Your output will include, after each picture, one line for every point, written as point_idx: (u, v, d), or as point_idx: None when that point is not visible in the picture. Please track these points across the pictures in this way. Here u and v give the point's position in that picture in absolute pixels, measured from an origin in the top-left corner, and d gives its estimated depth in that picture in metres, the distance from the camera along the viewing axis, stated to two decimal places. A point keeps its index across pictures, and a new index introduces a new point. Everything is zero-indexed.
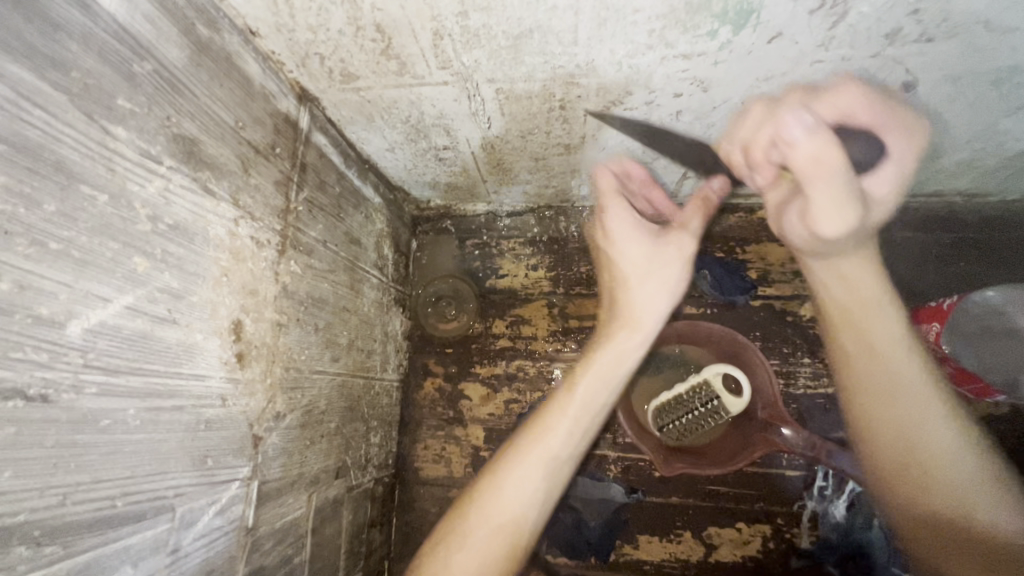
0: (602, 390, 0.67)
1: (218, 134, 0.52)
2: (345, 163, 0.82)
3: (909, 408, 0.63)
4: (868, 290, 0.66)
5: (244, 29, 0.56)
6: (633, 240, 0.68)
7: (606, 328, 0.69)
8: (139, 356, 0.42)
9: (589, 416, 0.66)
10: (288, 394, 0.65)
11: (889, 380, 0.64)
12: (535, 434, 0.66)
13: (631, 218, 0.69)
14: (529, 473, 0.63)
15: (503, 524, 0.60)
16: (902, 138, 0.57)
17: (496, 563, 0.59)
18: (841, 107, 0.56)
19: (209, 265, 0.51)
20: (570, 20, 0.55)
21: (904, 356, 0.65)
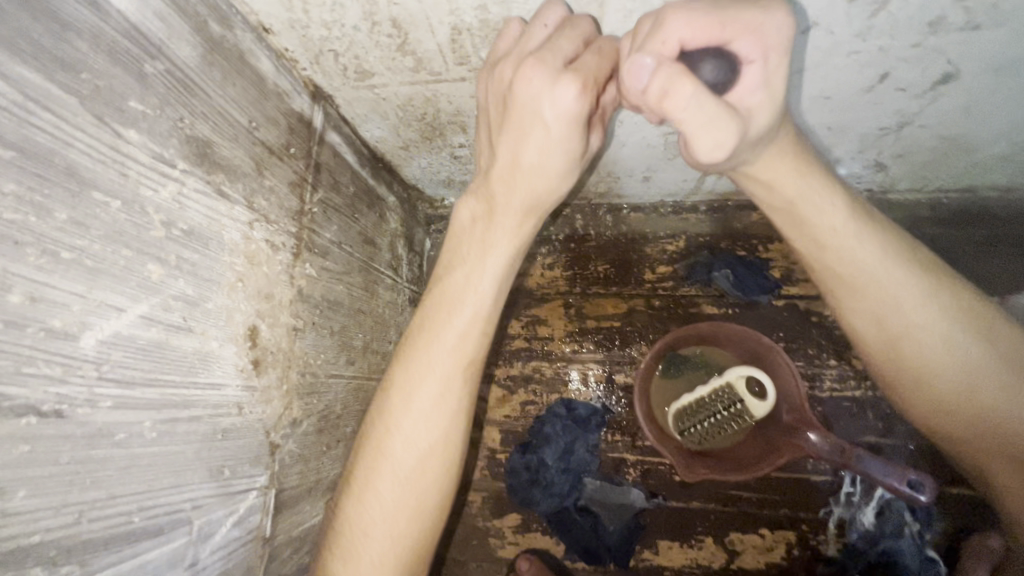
0: (487, 292, 0.61)
1: (231, 135, 0.51)
2: (359, 162, 0.80)
3: (897, 304, 0.62)
4: (789, 189, 0.59)
5: (257, 25, 0.55)
6: (563, 103, 0.49)
7: (497, 213, 0.59)
8: (155, 366, 0.41)
9: (453, 343, 0.61)
10: (304, 400, 0.63)
11: (854, 279, 0.64)
12: (409, 375, 0.61)
13: (566, 70, 0.48)
14: (417, 399, 0.61)
15: (415, 456, 0.60)
16: (767, 33, 0.42)
17: (416, 482, 0.60)
18: (689, 32, 0.41)
19: (224, 271, 0.49)
20: (595, 12, 0.52)
21: (861, 248, 0.62)
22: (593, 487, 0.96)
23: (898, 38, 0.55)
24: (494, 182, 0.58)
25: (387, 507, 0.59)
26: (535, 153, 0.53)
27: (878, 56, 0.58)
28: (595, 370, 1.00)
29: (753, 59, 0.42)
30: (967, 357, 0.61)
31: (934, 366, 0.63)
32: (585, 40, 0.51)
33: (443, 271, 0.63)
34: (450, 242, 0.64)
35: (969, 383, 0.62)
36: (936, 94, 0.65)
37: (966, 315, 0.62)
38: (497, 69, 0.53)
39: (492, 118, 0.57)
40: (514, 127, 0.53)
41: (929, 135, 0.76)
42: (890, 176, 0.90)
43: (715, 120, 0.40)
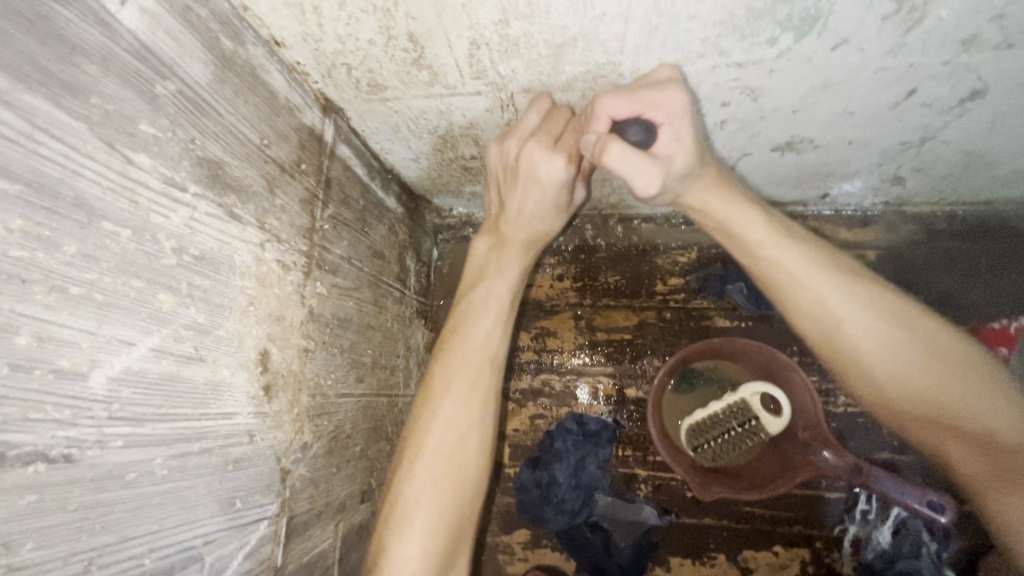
0: (506, 300, 0.74)
1: (243, 154, 0.49)
2: (369, 174, 0.78)
3: (827, 304, 0.60)
4: (720, 208, 0.62)
5: (269, 39, 0.53)
6: (554, 173, 0.66)
7: (505, 245, 0.74)
8: (166, 401, 0.39)
9: (478, 338, 0.72)
10: (315, 422, 0.62)
11: (786, 282, 0.61)
12: (448, 366, 0.70)
13: (556, 150, 0.63)
14: (455, 387, 0.69)
15: (454, 433, 0.67)
16: (670, 103, 0.53)
17: (459, 457, 0.67)
18: (616, 110, 0.54)
19: (235, 295, 0.48)
20: (619, 29, 0.51)
21: (786, 253, 0.61)
22: (605, 505, 0.94)
23: (929, 56, 0.54)
24: (502, 225, 0.74)
25: (432, 480, 0.65)
26: (535, 206, 0.70)
27: (906, 73, 0.57)
28: (605, 383, 0.99)
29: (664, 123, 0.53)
30: (903, 347, 0.58)
31: (871, 361, 0.59)
32: (566, 120, 0.64)
33: (466, 288, 0.76)
34: (470, 270, 0.77)
35: (909, 374, 0.58)
36: (962, 110, 0.64)
37: (893, 308, 0.60)
38: (501, 145, 0.68)
39: (497, 178, 0.72)
40: (517, 189, 0.69)
41: (950, 150, 0.74)
42: (907, 190, 0.89)
43: (643, 167, 0.52)
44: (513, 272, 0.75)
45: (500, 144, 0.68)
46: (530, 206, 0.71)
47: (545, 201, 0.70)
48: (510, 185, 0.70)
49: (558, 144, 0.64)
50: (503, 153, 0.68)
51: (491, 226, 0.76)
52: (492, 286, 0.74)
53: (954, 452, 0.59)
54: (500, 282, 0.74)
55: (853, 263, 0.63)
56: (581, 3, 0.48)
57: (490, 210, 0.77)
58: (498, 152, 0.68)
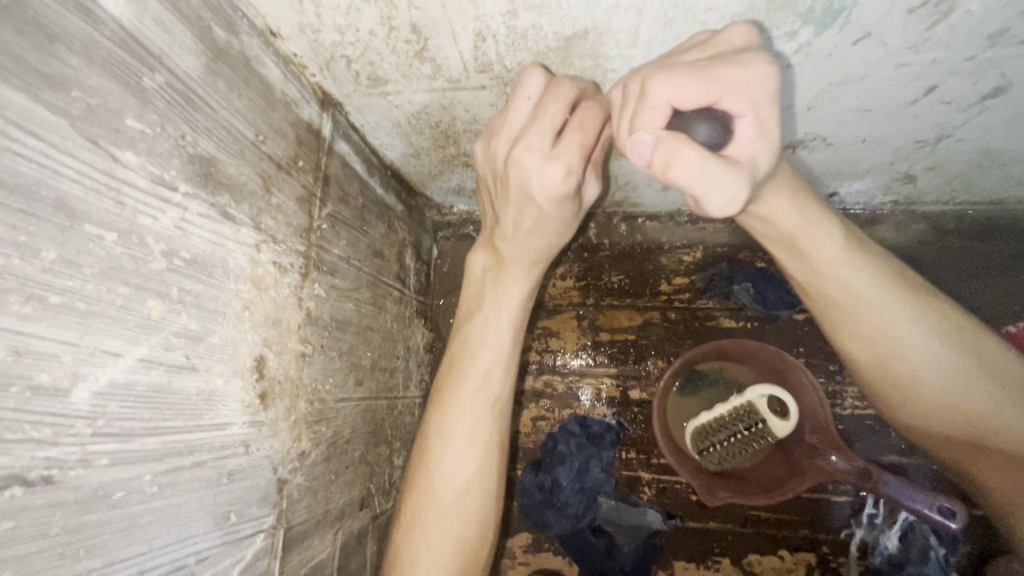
0: (506, 334, 0.69)
1: (237, 151, 0.47)
2: (368, 171, 0.76)
3: (891, 334, 0.60)
4: (788, 224, 0.55)
5: (264, 29, 0.50)
6: (549, 180, 0.54)
7: (504, 273, 0.67)
8: (155, 413, 0.37)
9: (476, 385, 0.68)
10: (313, 428, 0.60)
11: (850, 309, 0.60)
12: (447, 417, 0.68)
13: (554, 153, 0.53)
14: (455, 442, 0.67)
15: (457, 487, 0.66)
16: (755, 88, 0.39)
17: (461, 517, 0.66)
18: (675, 95, 0.40)
19: (229, 300, 0.45)
20: (632, 21, 0.49)
21: (854, 278, 0.59)
22: (608, 508, 0.93)
23: (953, 51, 0.52)
24: (499, 241, 0.66)
25: (434, 538, 0.65)
26: (532, 221, 0.60)
27: (928, 69, 0.55)
28: (609, 385, 0.97)
29: (747, 114, 0.39)
30: (964, 377, 0.59)
31: (928, 387, 0.61)
32: (567, 109, 0.53)
33: (465, 318, 0.71)
34: (469, 291, 0.72)
35: (964, 401, 0.60)
36: (981, 107, 0.62)
37: (957, 336, 0.59)
38: (492, 147, 0.59)
39: (491, 187, 0.64)
40: (511, 202, 0.60)
41: (965, 148, 0.72)
42: (918, 189, 0.87)
43: (723, 178, 0.37)
44: (515, 298, 0.68)
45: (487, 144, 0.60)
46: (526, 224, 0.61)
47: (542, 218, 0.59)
48: (503, 194, 0.61)
49: (557, 145, 0.54)
50: (494, 156, 0.59)
51: (488, 239, 0.68)
52: (488, 328, 0.69)
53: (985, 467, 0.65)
54: (498, 320, 0.68)
55: (921, 283, 0.61)
56: None
57: (488, 220, 0.69)
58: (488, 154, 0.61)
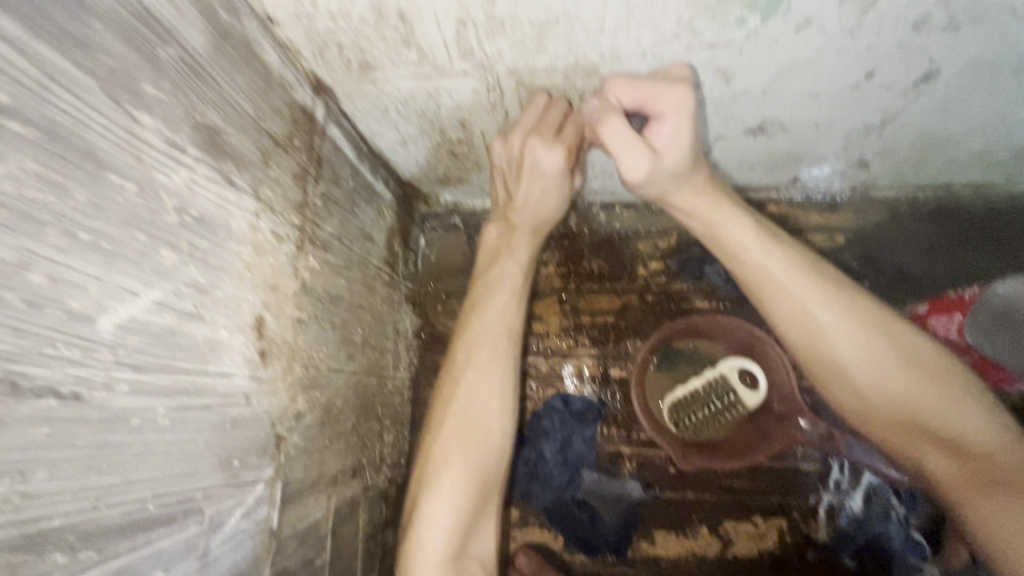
0: (519, 275, 0.81)
1: (239, 124, 0.51)
2: (358, 157, 0.80)
3: (811, 316, 0.64)
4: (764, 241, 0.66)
5: (262, 16, 0.55)
6: (554, 162, 0.70)
7: (514, 233, 0.79)
8: (168, 353, 0.41)
9: (495, 315, 0.78)
10: (308, 392, 0.63)
11: (773, 292, 0.66)
12: (468, 344, 0.77)
13: (560, 139, 0.68)
14: (479, 360, 0.76)
15: (479, 398, 0.75)
16: (672, 99, 0.58)
17: (484, 428, 0.74)
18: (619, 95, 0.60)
19: (232, 260, 0.49)
20: (598, 8, 0.54)
21: (769, 260, 0.66)
22: (591, 482, 0.97)
23: (884, 37, 0.58)
24: (510, 213, 0.79)
25: (458, 441, 0.73)
26: (539, 197, 0.76)
27: (865, 54, 0.61)
28: (590, 364, 1.02)
29: (663, 117, 0.59)
30: (877, 359, 0.62)
31: (852, 369, 0.63)
32: (564, 113, 0.69)
33: (482, 269, 0.82)
34: (484, 254, 0.83)
35: (880, 381, 0.62)
36: (917, 92, 0.69)
37: (892, 330, 0.63)
38: (506, 141, 0.73)
39: (502, 174, 0.78)
40: (523, 177, 0.74)
41: (909, 132, 0.79)
42: (872, 173, 0.94)
43: (631, 154, 0.60)
44: (524, 259, 0.81)
45: (502, 141, 0.74)
46: (530, 194, 0.75)
47: (541, 184, 0.73)
48: (515, 177, 0.75)
49: (560, 135, 0.69)
50: (507, 149, 0.74)
51: (500, 214, 0.82)
52: (510, 263, 0.80)
53: (925, 455, 0.62)
54: (514, 256, 0.80)
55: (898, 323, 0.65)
56: None
57: (496, 201, 0.82)
58: (502, 149, 0.74)
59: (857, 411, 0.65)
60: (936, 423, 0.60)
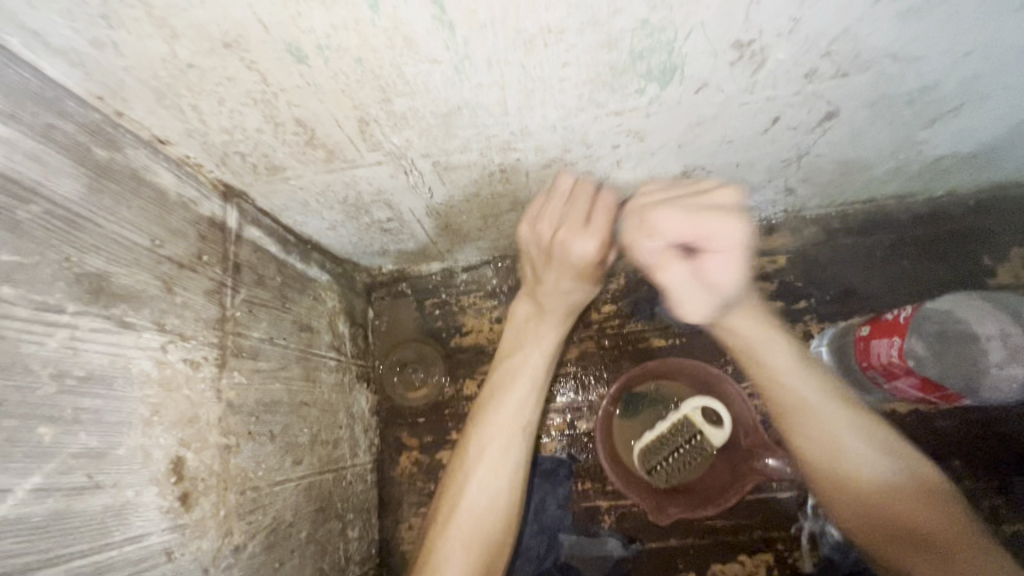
0: (541, 367, 0.85)
1: (131, 259, 0.48)
2: (285, 250, 0.78)
3: (819, 417, 0.68)
4: (749, 331, 0.71)
5: (151, 139, 0.52)
6: (587, 252, 0.73)
7: (542, 313, 0.85)
8: (55, 542, 0.38)
9: (507, 411, 0.82)
10: (247, 519, 0.59)
11: (804, 413, 0.69)
12: (483, 436, 0.80)
13: (590, 229, 0.71)
14: (489, 456, 0.79)
15: (485, 498, 0.77)
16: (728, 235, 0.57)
17: (473, 539, 0.74)
18: (671, 225, 0.59)
19: (136, 407, 0.46)
20: (498, 95, 0.54)
21: (805, 388, 0.69)
22: (570, 544, 0.94)
23: (781, 89, 0.60)
24: (540, 294, 0.83)
25: (462, 540, 0.73)
26: (568, 285, 0.80)
27: (766, 105, 0.63)
28: (556, 419, 0.99)
29: (720, 252, 0.58)
30: (883, 474, 0.65)
31: (871, 490, 0.65)
32: (593, 199, 0.72)
33: (507, 354, 0.87)
34: (513, 333, 0.88)
35: (892, 504, 0.64)
36: (824, 128, 0.71)
37: (912, 464, 0.66)
38: (534, 229, 0.76)
39: (532, 257, 0.81)
40: (553, 267, 0.78)
41: (824, 161, 0.82)
42: (801, 197, 0.96)
43: (695, 294, 0.61)
44: (550, 342, 0.86)
45: (532, 226, 0.77)
46: (551, 271, 0.78)
47: (565, 271, 0.78)
48: (546, 263, 0.79)
49: (589, 225, 0.72)
50: (537, 235, 0.76)
51: (527, 292, 0.87)
52: (524, 358, 0.85)
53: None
54: (531, 351, 0.85)
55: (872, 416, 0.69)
56: (456, 77, 0.50)
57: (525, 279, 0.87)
58: (533, 234, 0.77)
59: (874, 530, 0.65)
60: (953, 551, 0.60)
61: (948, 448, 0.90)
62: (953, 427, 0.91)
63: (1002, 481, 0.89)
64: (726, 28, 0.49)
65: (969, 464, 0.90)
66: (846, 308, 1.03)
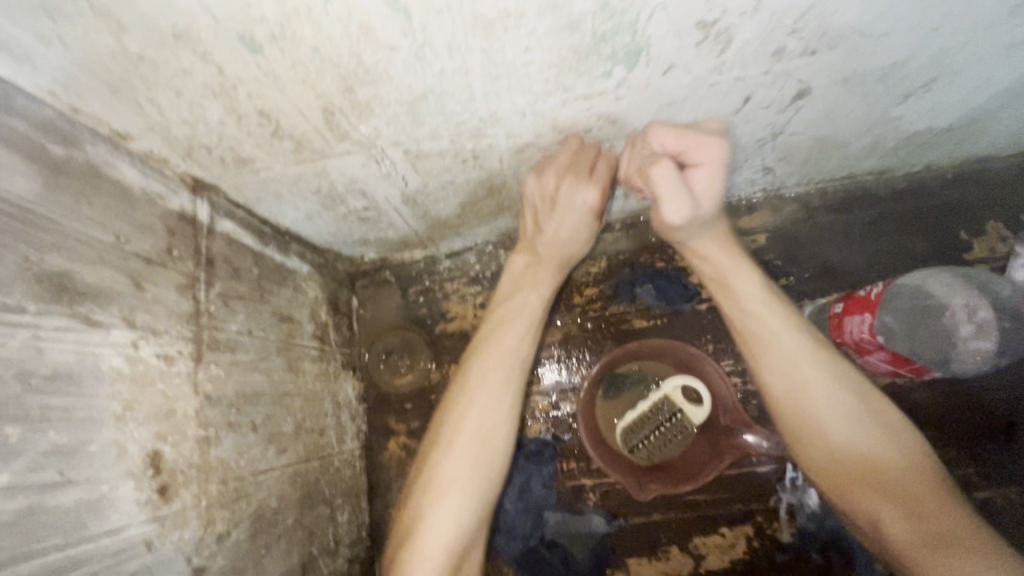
0: (536, 310, 0.87)
1: (95, 257, 0.48)
2: (261, 242, 0.77)
3: (795, 362, 0.73)
4: (741, 285, 0.78)
5: (111, 134, 0.52)
6: (589, 200, 0.76)
7: (540, 261, 0.87)
8: (28, 537, 0.39)
9: (499, 351, 0.83)
10: (230, 508, 0.60)
11: (782, 357, 0.74)
12: (481, 365, 0.82)
13: (595, 178, 0.73)
14: (480, 394, 0.81)
15: (477, 432, 0.79)
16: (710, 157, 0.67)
17: (464, 470, 0.76)
18: (664, 140, 0.66)
19: (107, 404, 0.46)
20: (462, 81, 0.53)
21: (784, 336, 0.75)
22: (556, 522, 0.97)
23: (749, 68, 0.59)
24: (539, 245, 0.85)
25: (454, 473, 0.76)
26: (571, 232, 0.82)
27: (736, 84, 0.62)
28: (540, 402, 1.01)
29: (704, 168, 0.66)
30: (853, 417, 0.69)
31: (842, 437, 0.69)
32: (595, 152, 0.72)
33: (504, 298, 0.88)
34: (507, 284, 0.89)
35: (855, 443, 0.68)
36: (797, 107, 0.71)
37: (885, 415, 0.70)
38: (539, 181, 0.75)
39: (532, 208, 0.81)
40: (556, 216, 0.79)
41: (801, 139, 0.82)
42: (780, 176, 0.96)
43: (677, 196, 0.69)
44: (547, 288, 0.89)
45: (537, 177, 0.75)
46: (548, 221, 0.82)
47: (569, 216, 0.80)
48: (547, 214, 0.80)
49: (593, 174, 0.73)
50: (541, 185, 0.76)
51: (525, 245, 0.88)
52: (518, 303, 0.87)
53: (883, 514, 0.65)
54: (524, 298, 0.87)
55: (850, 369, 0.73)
56: (417, 64, 0.49)
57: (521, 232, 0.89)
58: (538, 185, 0.76)
59: (833, 468, 0.70)
60: (906, 491, 0.64)
61: (924, 419, 0.92)
62: (929, 399, 0.92)
63: (976, 451, 0.91)
64: (688, 8, 0.48)
65: (944, 435, 0.92)
66: (826, 285, 1.04)
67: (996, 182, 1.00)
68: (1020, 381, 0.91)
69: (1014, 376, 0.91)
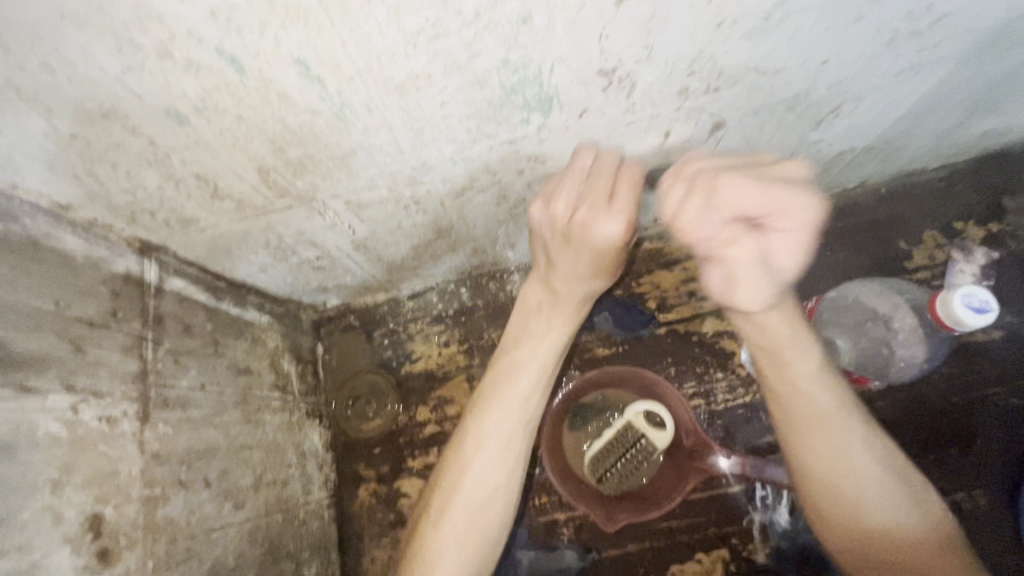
0: (546, 361, 0.85)
1: (31, 324, 0.49)
2: (215, 296, 0.79)
3: (832, 426, 0.65)
4: (776, 328, 0.65)
5: (52, 206, 0.54)
6: (613, 232, 0.67)
7: (554, 303, 0.83)
8: None
9: (505, 408, 0.82)
10: (179, 569, 0.60)
11: (817, 419, 0.66)
12: (483, 425, 0.82)
13: (614, 208, 0.66)
14: (489, 449, 0.81)
15: (485, 486, 0.80)
16: (802, 214, 0.52)
17: (470, 524, 0.78)
18: (739, 194, 0.52)
19: (42, 470, 0.47)
20: (387, 136, 0.57)
21: (823, 397, 0.66)
22: (530, 560, 0.95)
23: (660, 107, 0.64)
24: (552, 281, 0.81)
25: (460, 526, 0.78)
26: (584, 270, 0.76)
27: (653, 121, 0.67)
28: None
29: (787, 232, 0.52)
30: (885, 492, 0.64)
31: (870, 511, 0.64)
32: (612, 172, 0.68)
33: (512, 342, 0.87)
34: (518, 324, 0.87)
35: (886, 519, 0.64)
36: (718, 137, 0.75)
37: (915, 486, 0.66)
38: (551, 209, 0.71)
39: (546, 238, 0.76)
40: (570, 251, 0.73)
41: None
42: None
43: (756, 278, 0.56)
44: (560, 333, 0.86)
45: (546, 205, 0.72)
46: (561, 251, 0.75)
47: (584, 254, 0.73)
48: (560, 247, 0.74)
49: (614, 201, 0.67)
50: (554, 217, 0.71)
51: (540, 279, 0.83)
52: (525, 355, 0.85)
53: None
54: (531, 348, 0.84)
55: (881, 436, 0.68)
56: (341, 124, 0.53)
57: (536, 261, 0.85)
58: (547, 215, 0.72)
59: (854, 546, 0.66)
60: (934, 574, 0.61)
61: (882, 427, 0.93)
62: (888, 406, 0.94)
63: (936, 455, 0.92)
64: (585, 59, 0.52)
65: (904, 441, 0.93)
66: None
67: (927, 193, 1.05)
68: (968, 383, 0.93)
69: (961, 379, 0.93)
